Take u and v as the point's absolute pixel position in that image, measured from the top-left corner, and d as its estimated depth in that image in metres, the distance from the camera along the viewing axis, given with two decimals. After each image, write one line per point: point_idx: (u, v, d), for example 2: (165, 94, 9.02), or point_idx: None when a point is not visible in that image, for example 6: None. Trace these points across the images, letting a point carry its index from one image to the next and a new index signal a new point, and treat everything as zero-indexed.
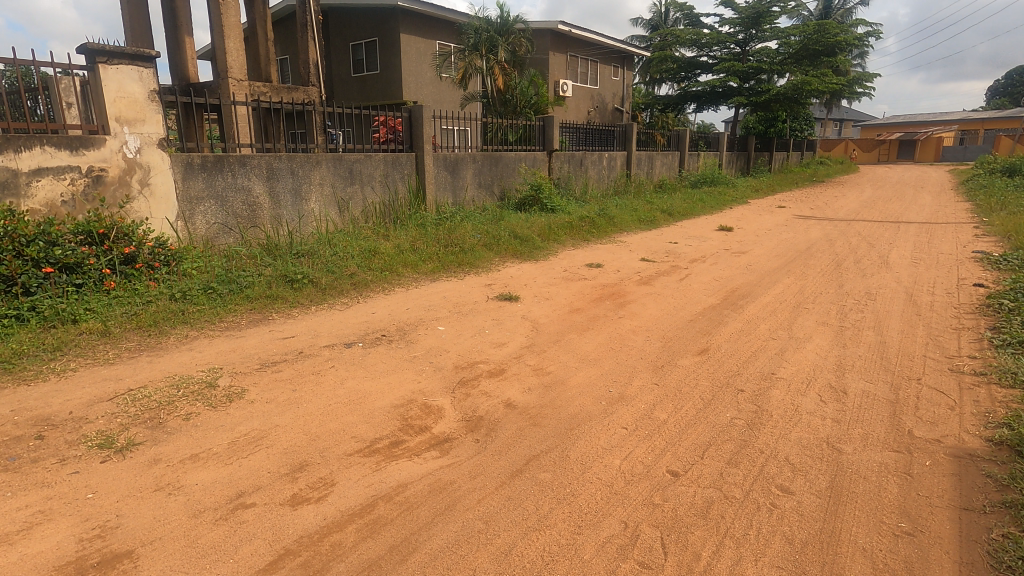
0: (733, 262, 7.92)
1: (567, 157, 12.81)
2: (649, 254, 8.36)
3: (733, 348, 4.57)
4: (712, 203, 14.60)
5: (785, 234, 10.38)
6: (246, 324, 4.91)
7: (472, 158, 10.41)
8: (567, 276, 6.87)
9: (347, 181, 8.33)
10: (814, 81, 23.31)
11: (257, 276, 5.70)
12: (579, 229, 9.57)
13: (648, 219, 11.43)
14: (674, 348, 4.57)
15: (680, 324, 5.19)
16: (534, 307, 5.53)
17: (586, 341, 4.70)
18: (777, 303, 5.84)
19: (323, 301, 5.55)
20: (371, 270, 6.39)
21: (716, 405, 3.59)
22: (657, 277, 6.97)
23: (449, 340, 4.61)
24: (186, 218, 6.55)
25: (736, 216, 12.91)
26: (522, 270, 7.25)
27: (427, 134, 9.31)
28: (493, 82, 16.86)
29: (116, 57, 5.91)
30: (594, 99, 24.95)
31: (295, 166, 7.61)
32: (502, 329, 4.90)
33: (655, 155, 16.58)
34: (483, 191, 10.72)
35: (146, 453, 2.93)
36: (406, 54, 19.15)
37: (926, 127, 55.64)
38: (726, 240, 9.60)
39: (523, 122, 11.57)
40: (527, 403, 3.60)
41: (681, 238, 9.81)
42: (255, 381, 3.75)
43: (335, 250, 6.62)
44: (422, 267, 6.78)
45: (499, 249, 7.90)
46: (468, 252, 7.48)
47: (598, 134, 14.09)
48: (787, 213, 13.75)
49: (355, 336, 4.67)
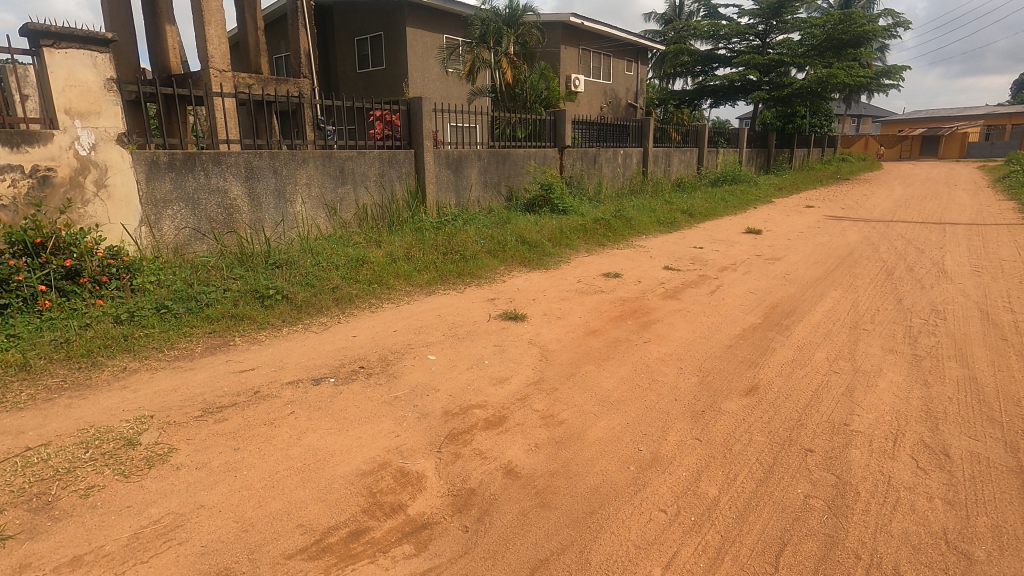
0: (768, 270, 7.04)
1: (580, 154, 11.94)
2: (673, 261, 7.50)
3: (788, 386, 3.71)
4: (735, 202, 13.66)
5: (820, 238, 9.45)
6: (200, 352, 4.13)
7: (478, 156, 9.61)
8: (581, 289, 6.02)
9: (338, 181, 7.57)
10: (839, 74, 22.14)
11: (222, 291, 4.95)
12: (594, 232, 8.75)
13: (668, 221, 10.55)
14: (715, 386, 3.72)
15: (719, 352, 4.33)
16: (543, 330, 4.70)
17: (607, 376, 3.87)
18: (829, 324, 4.96)
19: (298, 321, 4.77)
20: (359, 282, 5.63)
21: (781, 473, 2.74)
22: (684, 289, 6.12)
23: (440, 375, 3.79)
24: (151, 223, 5.83)
25: (763, 217, 11.97)
26: (529, 280, 6.43)
27: (428, 129, 8.52)
28: (501, 77, 16.11)
29: (65, 40, 5.17)
30: (607, 95, 24.05)
31: (278, 164, 6.86)
32: (504, 359, 4.08)
33: (672, 152, 15.69)
34: (489, 190, 9.91)
35: (12, 556, 2.15)
36: (412, 48, 18.36)
37: (950, 122, 53.89)
38: (756, 245, 8.70)
39: (532, 117, 10.75)
40: (533, 469, 2.79)
41: (707, 242, 8.93)
42: (189, 436, 2.95)
43: (318, 260, 5.84)
44: (417, 279, 5.98)
45: (505, 256, 7.10)
46: (470, 259, 6.69)
47: (613, 129, 13.21)
48: (818, 213, 12.79)
49: (327, 369, 3.87)
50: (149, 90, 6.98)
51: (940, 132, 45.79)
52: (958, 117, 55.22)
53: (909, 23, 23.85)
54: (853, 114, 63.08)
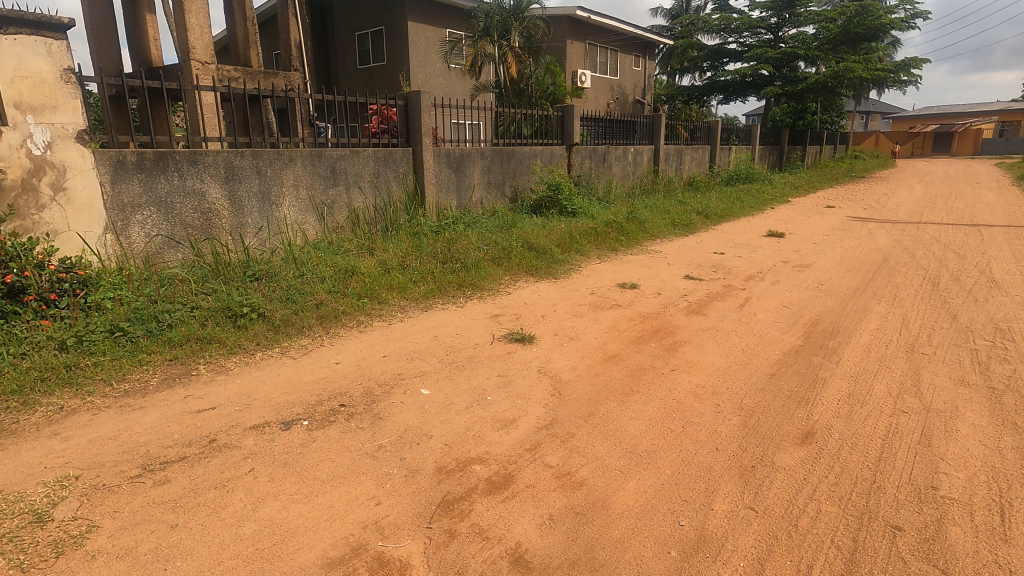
0: (799, 280, 6.42)
1: (589, 152, 11.31)
2: (693, 269, 6.89)
3: (851, 432, 3.10)
4: (752, 203, 13.02)
5: (848, 242, 8.81)
6: (156, 385, 3.55)
7: (481, 154, 9.00)
8: (595, 303, 5.41)
9: (329, 183, 6.98)
10: (855, 68, 21.40)
11: (190, 309, 4.36)
12: (606, 236, 8.14)
13: (683, 223, 9.92)
14: (763, 431, 3.11)
15: (761, 384, 3.72)
16: (554, 355, 4.10)
17: (632, 417, 3.26)
18: (881, 347, 4.34)
19: (274, 344, 4.19)
20: (348, 296, 5.05)
21: (869, 565, 2.13)
22: (710, 303, 5.51)
23: (434, 417, 3.19)
24: (118, 230, 5.26)
25: (782, 218, 11.31)
26: (537, 292, 5.83)
27: (427, 126, 7.91)
28: (505, 71, 15.48)
29: (15, 25, 4.57)
30: (615, 90, 23.39)
31: (262, 164, 6.28)
32: (510, 395, 3.48)
33: (684, 150, 15.04)
34: (493, 191, 9.31)
35: None
36: (413, 42, 17.75)
37: (963, 119, 52.90)
38: (781, 251, 8.07)
39: (539, 113, 10.14)
40: (549, 555, 2.19)
41: (727, 247, 8.31)
42: (118, 508, 2.36)
43: (302, 271, 5.25)
44: (412, 292, 5.38)
45: (510, 264, 6.49)
46: (470, 269, 6.07)
47: (622, 126, 12.58)
48: (840, 214, 12.13)
49: (300, 409, 3.27)
50: (127, 82, 6.41)
51: (954, 128, 44.82)
52: (971, 113, 54.18)
53: (928, 15, 23.02)
54: (862, 111, 62.11)
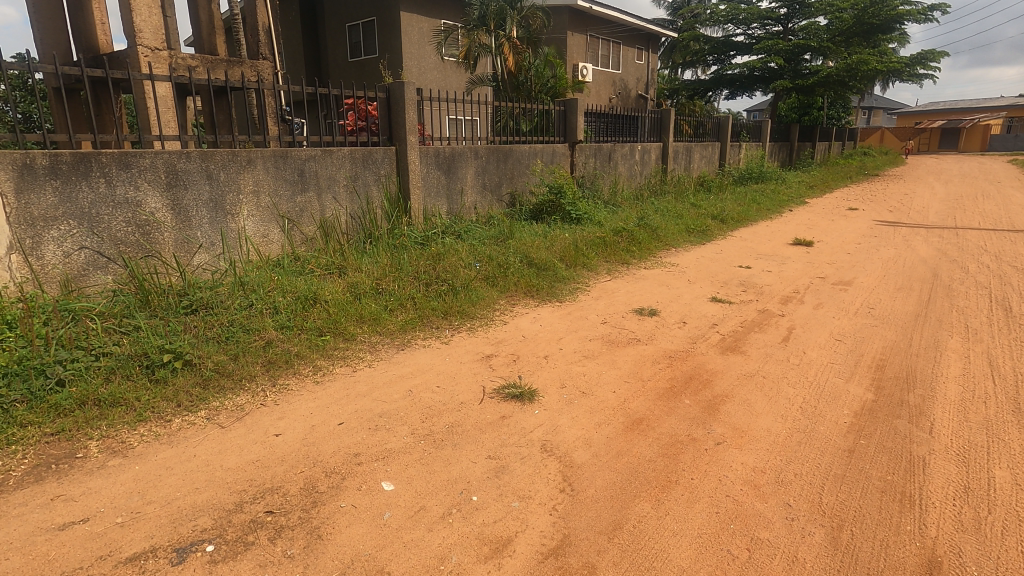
0: (845, 303, 5.49)
1: (593, 150, 10.35)
2: (719, 287, 5.95)
3: (992, 561, 2.17)
4: (769, 204, 12.08)
5: (884, 253, 7.89)
6: (20, 479, 2.59)
7: (475, 154, 8.06)
8: (609, 337, 4.47)
9: (296, 188, 6.02)
10: (870, 60, 20.42)
11: (94, 357, 3.40)
12: (615, 247, 7.19)
13: (699, 230, 9.02)
14: (865, 561, 2.17)
15: (840, 468, 2.78)
16: (563, 421, 3.15)
17: (675, 534, 2.31)
18: (980, 405, 3.40)
19: (199, 407, 3.23)
20: (306, 331, 4.10)
21: None
22: (747, 336, 4.57)
23: (396, 538, 2.25)
24: (26, 250, 4.30)
25: (805, 223, 10.37)
26: (540, 320, 4.88)
27: (412, 122, 6.94)
28: (503, 63, 14.47)
29: None
30: (617, 84, 22.39)
31: (212, 167, 5.31)
32: (503, 493, 2.53)
33: (693, 147, 14.09)
34: (488, 194, 8.35)
35: None
36: (406, 34, 16.75)
37: (970, 114, 51.93)
38: (813, 263, 7.13)
39: (539, 107, 9.18)
40: None
41: (751, 259, 7.37)
42: None
43: (251, 299, 4.29)
44: (388, 324, 4.43)
45: (506, 284, 5.54)
46: (459, 291, 5.12)
47: (629, 121, 11.61)
48: (865, 217, 11.20)
49: (207, 522, 2.32)
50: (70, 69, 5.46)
51: (961, 124, 43.85)
52: (977, 109, 53.17)
53: (946, 4, 21.99)
54: (866, 106, 60.99)
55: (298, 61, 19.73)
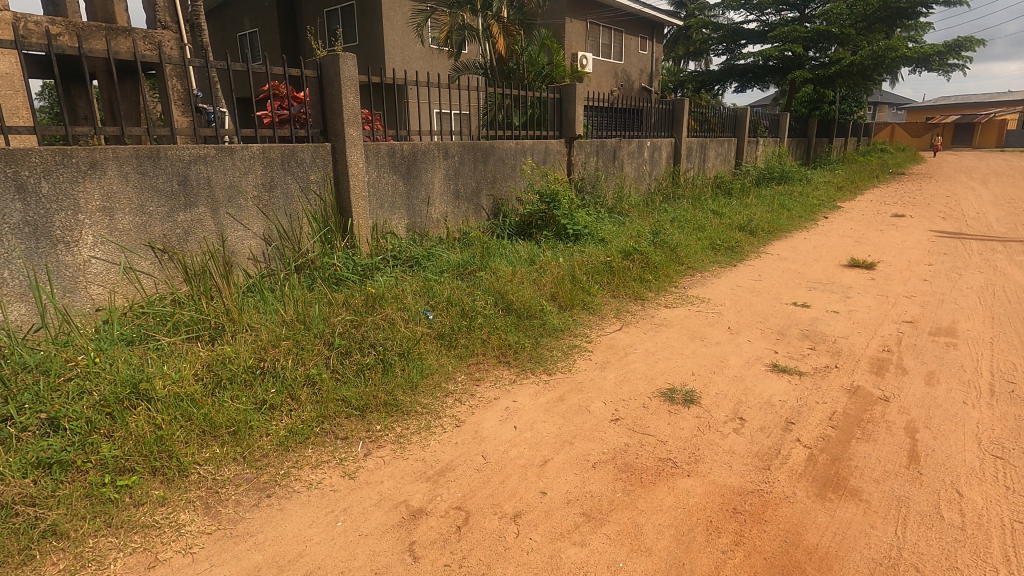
0: (969, 373, 3.73)
1: (595, 147, 8.58)
2: (775, 344, 4.19)
3: None
4: (800, 210, 10.33)
5: (970, 279, 6.14)
6: None
7: (444, 152, 6.28)
8: (627, 459, 2.70)
9: (175, 203, 4.24)
10: (900, 47, 18.64)
11: None
12: (626, 275, 5.46)
13: (726, 247, 7.28)
14: None
15: None
16: None
17: None
18: None
19: None
20: (95, 472, 2.33)
21: None
22: (848, 452, 2.81)
23: None
24: None
25: (850, 235, 8.63)
26: (516, 415, 3.12)
27: (352, 109, 5.17)
28: (492, 49, 12.69)
29: None
30: (619, 77, 20.57)
31: (25, 174, 3.52)
32: None
33: (708, 143, 12.36)
34: (462, 203, 6.59)
35: None
36: (389, 19, 14.99)
37: (986, 109, 49.81)
38: (888, 298, 5.40)
39: (530, 93, 7.41)
40: None
41: (804, 290, 5.62)
42: None
43: (19, 403, 2.51)
44: (258, 439, 2.67)
45: (468, 345, 3.78)
46: (391, 361, 3.36)
47: (638, 113, 9.83)
48: (918, 225, 9.45)
49: None
50: None
51: (977, 119, 42.01)
52: (991, 104, 51.25)
53: None
54: (875, 101, 58.78)
55: (273, 50, 17.84)
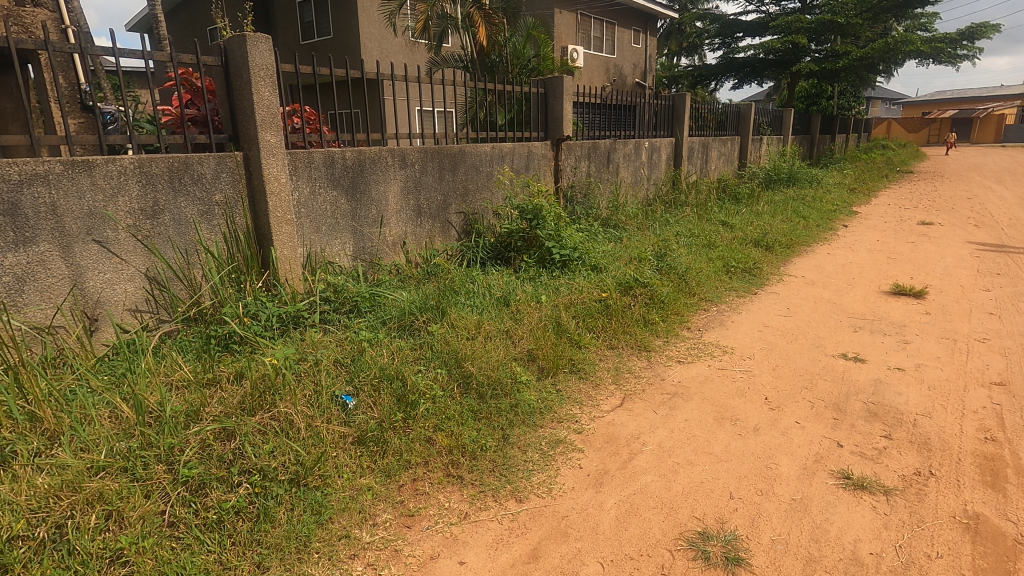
0: None
1: (587, 149, 7.41)
2: (835, 430, 3.02)
3: None
4: (816, 217, 9.22)
5: None
6: None
7: (402, 160, 5.07)
8: None
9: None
10: (916, 41, 17.81)
11: None
12: (628, 315, 4.29)
13: (742, 269, 6.12)
14: None
15: None
16: None
17: None
18: None
19: None
20: None
21: None
22: None
23: None
24: None
25: (880, 249, 7.51)
26: None
27: (267, 106, 3.95)
28: (472, 41, 11.49)
29: None
30: (611, 72, 19.41)
31: None
32: None
33: (711, 143, 11.23)
34: (424, 222, 5.39)
35: None
36: (364, 10, 13.75)
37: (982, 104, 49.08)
38: (958, 344, 4.26)
39: (512, 88, 6.22)
40: None
41: (850, 333, 4.47)
42: None
43: None
44: None
45: (405, 452, 2.59)
46: (272, 499, 2.19)
47: (633, 111, 8.67)
48: (953, 236, 8.37)
49: None
50: None
51: (975, 114, 41.31)
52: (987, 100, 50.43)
53: None
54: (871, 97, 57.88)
55: None
